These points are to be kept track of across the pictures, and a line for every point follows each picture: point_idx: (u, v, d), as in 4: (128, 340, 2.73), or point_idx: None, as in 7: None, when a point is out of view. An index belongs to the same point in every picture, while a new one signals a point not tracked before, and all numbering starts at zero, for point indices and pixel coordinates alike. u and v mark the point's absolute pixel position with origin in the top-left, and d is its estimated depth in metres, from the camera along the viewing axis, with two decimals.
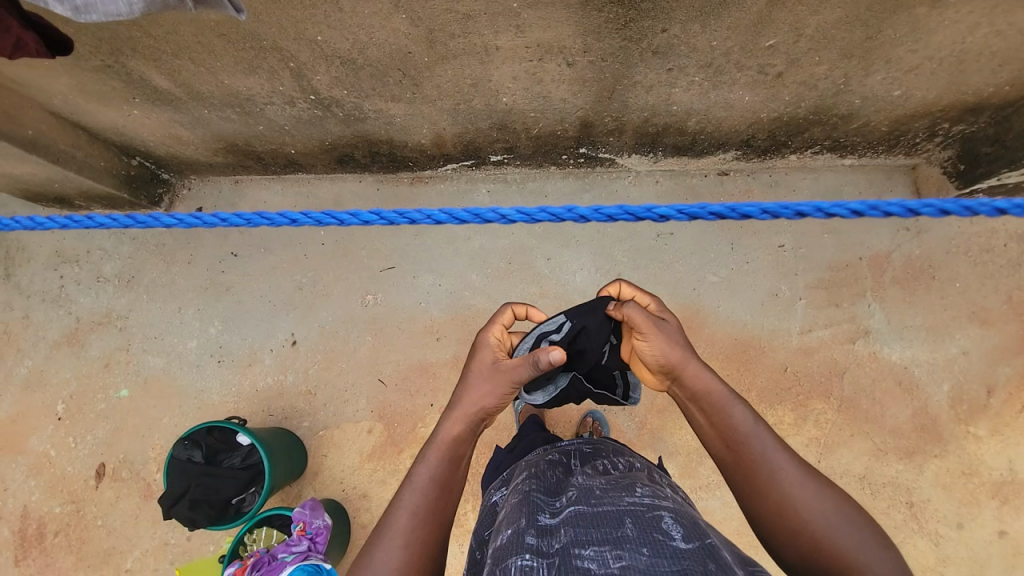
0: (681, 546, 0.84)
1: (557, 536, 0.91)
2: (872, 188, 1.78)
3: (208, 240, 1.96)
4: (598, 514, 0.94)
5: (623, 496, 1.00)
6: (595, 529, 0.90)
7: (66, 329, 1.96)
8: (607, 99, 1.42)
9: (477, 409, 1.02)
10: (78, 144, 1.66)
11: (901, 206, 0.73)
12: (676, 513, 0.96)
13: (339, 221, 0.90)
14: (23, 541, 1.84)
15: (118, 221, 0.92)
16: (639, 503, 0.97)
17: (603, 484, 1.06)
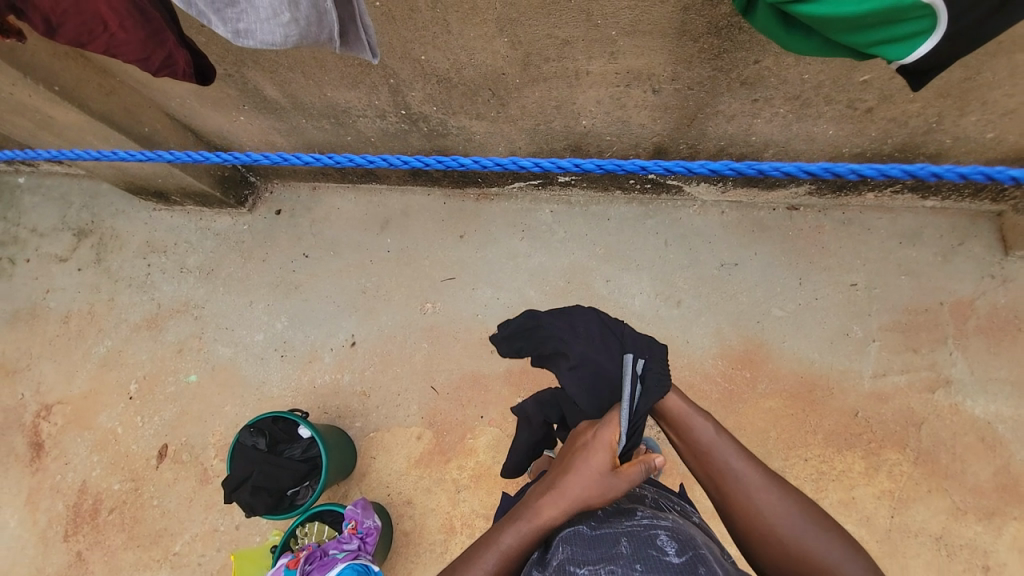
0: (673, 562, 0.78)
1: (554, 558, 0.86)
2: (955, 232, 1.70)
3: (283, 240, 2.08)
4: (595, 533, 0.88)
5: (624, 517, 0.93)
6: (591, 549, 0.84)
7: (147, 314, 2.10)
8: (686, 127, 1.44)
9: (580, 501, 0.92)
10: (185, 144, 1.82)
11: (900, 169, 0.78)
12: (673, 531, 0.88)
13: (428, 164, 1.03)
14: (80, 513, 1.93)
15: (287, 160, 1.08)
16: (638, 523, 0.90)
17: (604, 505, 0.99)
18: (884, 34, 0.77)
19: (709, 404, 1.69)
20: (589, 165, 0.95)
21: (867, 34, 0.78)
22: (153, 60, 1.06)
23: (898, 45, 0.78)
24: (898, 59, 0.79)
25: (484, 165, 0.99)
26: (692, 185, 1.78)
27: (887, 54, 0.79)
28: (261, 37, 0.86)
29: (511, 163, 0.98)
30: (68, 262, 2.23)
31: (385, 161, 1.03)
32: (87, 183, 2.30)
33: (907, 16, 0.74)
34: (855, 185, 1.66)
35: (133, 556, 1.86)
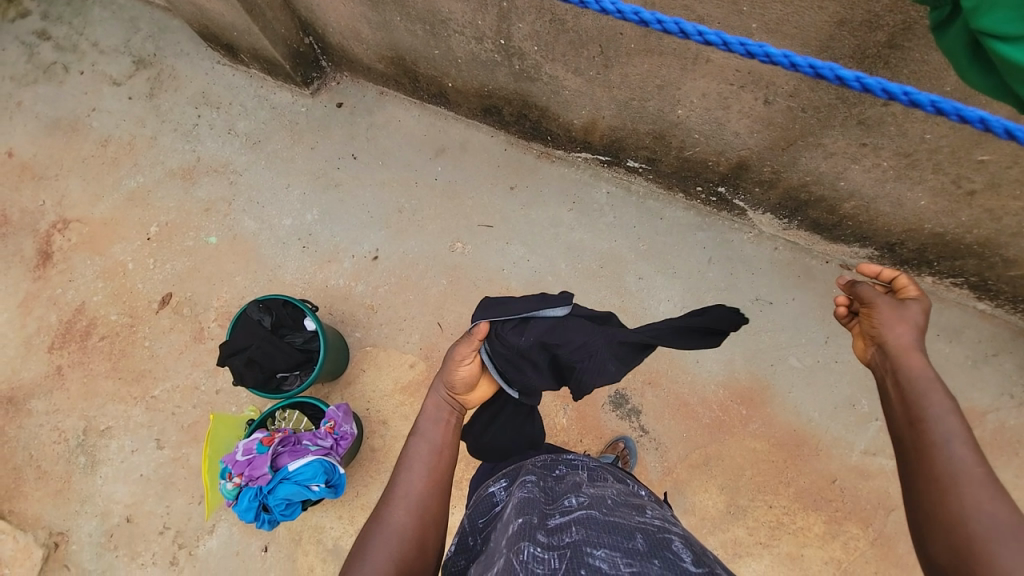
0: (690, 568, 0.79)
1: (567, 533, 0.85)
2: (995, 343, 1.66)
3: (337, 134, 2.04)
4: (609, 520, 0.88)
5: (633, 513, 0.94)
6: (606, 534, 0.84)
7: (184, 164, 2.08)
8: (779, 150, 1.40)
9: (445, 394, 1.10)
10: (272, 4, 1.75)
11: None
12: (684, 540, 0.89)
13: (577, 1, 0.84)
14: (71, 332, 1.97)
15: None
16: (649, 523, 0.91)
17: (612, 496, 0.99)
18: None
19: (697, 426, 1.71)
20: (801, 61, 0.72)
21: None
22: None
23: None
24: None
25: (666, 28, 0.76)
26: (756, 212, 1.72)
27: None
28: None
29: (683, 28, 0.75)
30: (120, 87, 2.19)
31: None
32: (158, 14, 2.23)
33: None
34: (918, 266, 1.60)
35: (112, 386, 1.91)
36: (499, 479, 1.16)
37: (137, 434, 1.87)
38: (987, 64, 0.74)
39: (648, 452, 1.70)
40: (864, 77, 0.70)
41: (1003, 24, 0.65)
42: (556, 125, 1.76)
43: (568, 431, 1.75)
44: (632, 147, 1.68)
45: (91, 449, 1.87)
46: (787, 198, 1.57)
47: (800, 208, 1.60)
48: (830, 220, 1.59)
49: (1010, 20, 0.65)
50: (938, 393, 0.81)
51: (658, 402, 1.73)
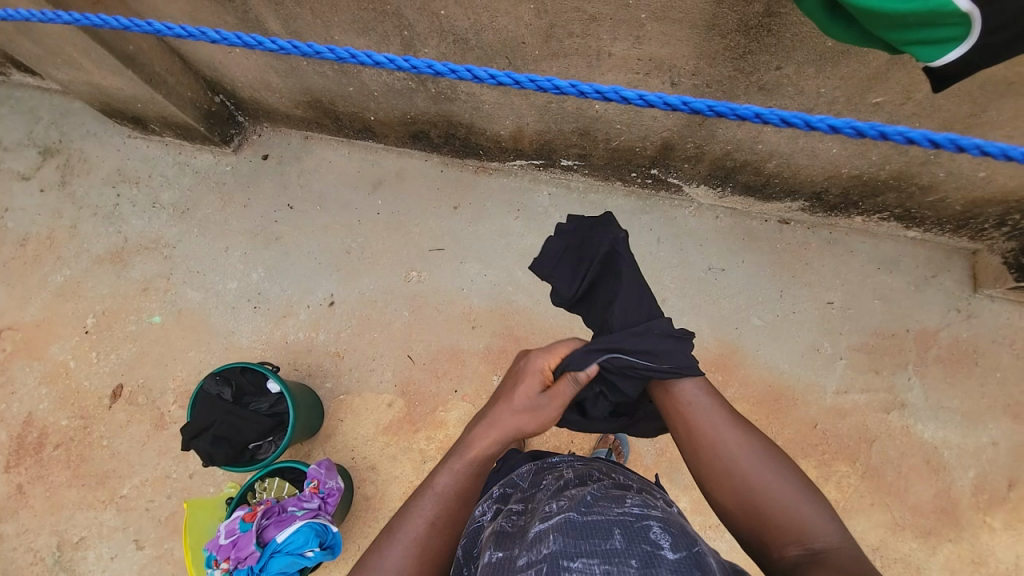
0: (669, 559, 0.79)
1: (545, 543, 0.84)
2: (931, 265, 1.76)
3: (268, 187, 1.98)
4: (587, 521, 0.87)
5: (613, 505, 0.93)
6: (583, 540, 0.83)
7: (112, 247, 1.98)
8: (697, 125, 1.46)
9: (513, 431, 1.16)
10: (172, 70, 1.70)
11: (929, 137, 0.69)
12: (665, 522, 0.90)
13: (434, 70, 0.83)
14: (20, 448, 1.83)
15: (296, 48, 0.86)
16: (629, 513, 0.90)
17: (592, 490, 0.98)
18: (918, 35, 0.74)
19: None
20: (652, 97, 0.77)
21: (901, 31, 0.74)
22: None
23: (929, 46, 0.74)
24: (929, 61, 0.76)
25: (522, 85, 0.80)
26: (691, 187, 1.78)
27: (917, 53, 0.76)
28: None
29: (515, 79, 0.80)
30: (28, 180, 2.07)
31: (401, 61, 0.83)
32: (57, 99, 2.13)
33: (943, 19, 0.71)
34: (847, 208, 1.69)
35: (76, 495, 1.78)
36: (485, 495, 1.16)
37: (113, 540, 1.75)
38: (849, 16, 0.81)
39: (639, 438, 1.72)
40: (713, 104, 0.75)
41: None
42: (485, 139, 1.77)
43: (558, 434, 1.75)
44: (562, 147, 1.71)
45: (67, 567, 1.74)
46: (715, 168, 1.63)
47: (729, 176, 1.66)
48: (758, 182, 1.66)
49: None
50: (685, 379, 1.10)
51: None
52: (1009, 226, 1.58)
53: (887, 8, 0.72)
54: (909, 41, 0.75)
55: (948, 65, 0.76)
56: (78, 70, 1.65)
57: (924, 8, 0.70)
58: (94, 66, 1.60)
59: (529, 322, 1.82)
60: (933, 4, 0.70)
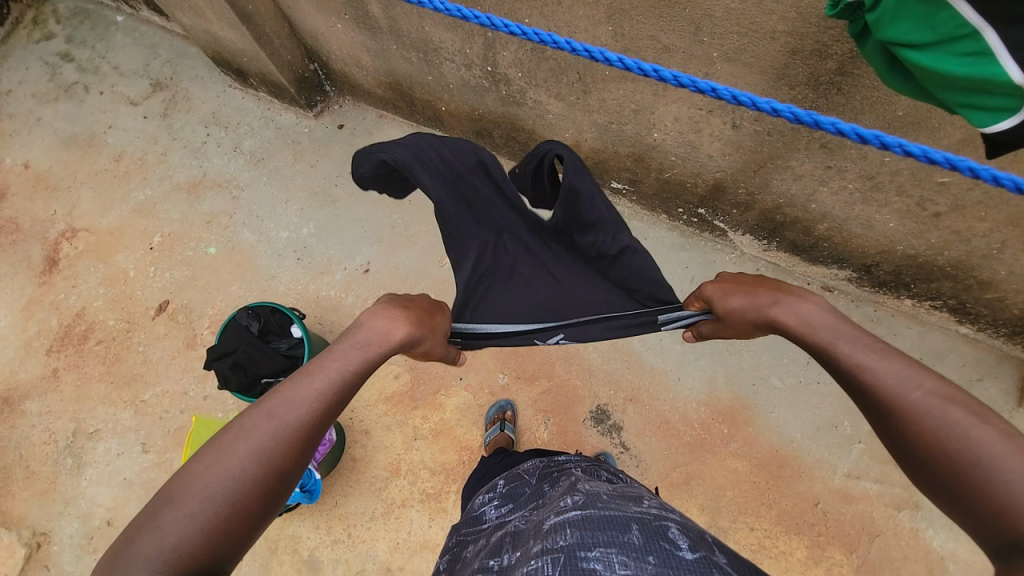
0: (687, 558, 0.80)
1: (562, 534, 0.86)
2: (977, 367, 1.63)
3: (336, 154, 2.13)
4: (604, 515, 0.89)
5: (629, 505, 0.96)
6: (601, 532, 0.85)
7: (191, 178, 2.19)
8: (751, 173, 1.46)
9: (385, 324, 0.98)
10: (280, 34, 1.88)
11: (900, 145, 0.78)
12: (682, 525, 0.91)
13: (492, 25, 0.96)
14: (67, 336, 2.03)
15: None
16: (646, 512, 0.93)
17: (607, 491, 1.01)
18: (974, 98, 0.73)
19: (677, 444, 1.70)
20: (665, 74, 0.88)
21: (956, 92, 0.75)
22: None
23: (982, 113, 0.74)
24: (982, 126, 0.75)
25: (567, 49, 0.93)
26: (736, 234, 1.77)
27: (972, 118, 0.75)
28: None
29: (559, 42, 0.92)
30: (136, 106, 2.32)
31: (483, 18, 0.96)
32: (178, 42, 2.39)
33: (994, 88, 0.70)
34: (897, 287, 1.61)
35: (103, 390, 1.95)
36: (497, 506, 1.18)
37: (124, 438, 1.89)
38: (907, 73, 0.82)
39: (627, 469, 1.70)
40: (717, 87, 0.86)
41: (910, 32, 0.73)
42: None
43: (549, 445, 1.75)
44: (614, 168, 1.74)
45: (78, 452, 1.90)
46: (763, 219, 1.63)
47: (777, 229, 1.64)
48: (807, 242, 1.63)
49: (917, 29, 0.73)
50: None
51: (639, 419, 1.74)
52: None
53: (940, 70, 0.72)
54: (963, 104, 0.75)
55: (1003, 131, 0.74)
56: (201, 18, 1.85)
57: (977, 74, 0.70)
58: (215, 17, 1.79)
59: None
60: (988, 70, 0.69)
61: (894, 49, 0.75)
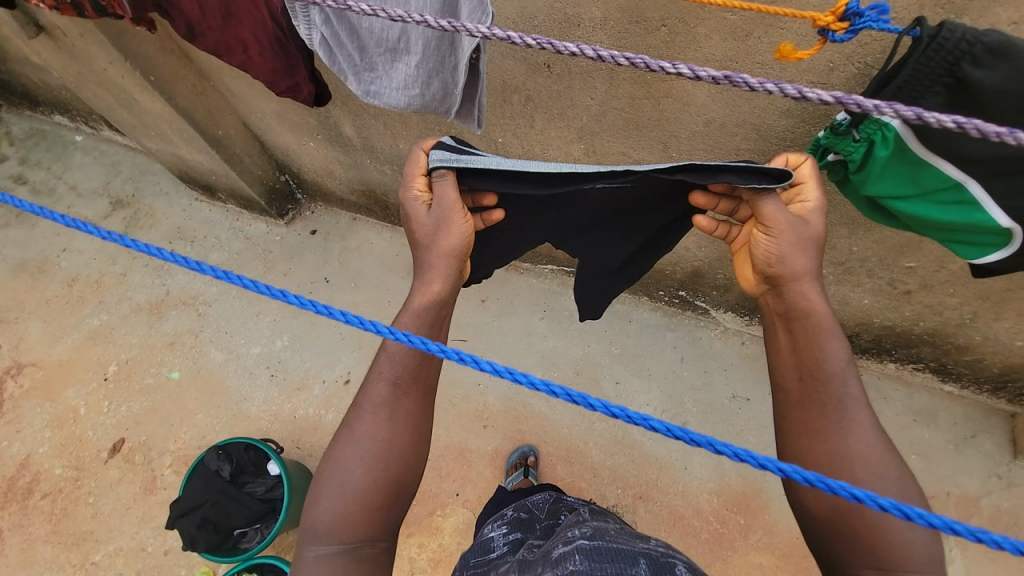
0: None
1: (570, 560, 0.86)
2: (970, 424, 1.64)
3: (310, 260, 2.09)
4: (611, 548, 0.88)
5: (636, 541, 0.95)
6: (609, 563, 0.84)
7: (152, 298, 2.07)
8: (729, 261, 1.54)
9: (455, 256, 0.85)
10: (249, 152, 1.89)
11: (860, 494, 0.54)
12: (691, 567, 0.90)
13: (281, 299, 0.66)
14: (7, 491, 1.78)
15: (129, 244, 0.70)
16: (653, 550, 0.92)
17: (613, 529, 1.01)
18: (963, 236, 0.84)
19: (695, 542, 1.60)
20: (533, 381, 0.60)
21: (944, 231, 0.86)
22: (277, 83, 1.18)
23: (971, 247, 0.85)
24: (971, 258, 0.86)
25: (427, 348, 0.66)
26: (718, 311, 1.81)
27: (961, 251, 0.87)
28: (385, 99, 1.03)
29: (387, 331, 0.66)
30: (94, 227, 2.23)
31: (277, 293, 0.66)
32: (140, 159, 2.36)
33: (981, 230, 0.81)
34: (880, 352, 1.64)
35: (45, 555, 1.68)
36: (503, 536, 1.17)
37: None
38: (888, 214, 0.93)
39: None
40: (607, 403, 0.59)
41: (900, 186, 0.84)
42: None
43: None
44: None
45: None
46: (743, 299, 1.68)
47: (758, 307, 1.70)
48: None
49: (904, 184, 0.83)
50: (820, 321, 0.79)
51: (653, 519, 1.64)
52: None
53: (932, 216, 0.83)
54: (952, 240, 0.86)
55: (995, 266, 0.86)
56: (168, 144, 1.84)
57: (966, 219, 0.81)
58: (182, 143, 1.79)
59: (541, 429, 1.79)
60: (977, 217, 0.80)
61: (889, 202, 0.85)
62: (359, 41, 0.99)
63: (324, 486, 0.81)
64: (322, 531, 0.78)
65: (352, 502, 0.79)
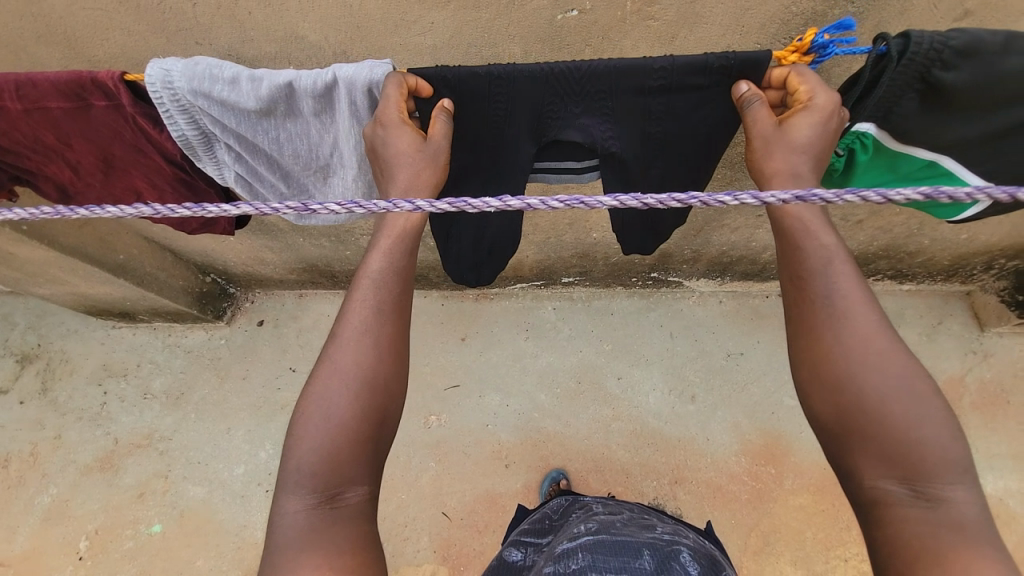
0: None
1: (574, 558, 0.89)
2: (934, 313, 1.78)
3: (266, 354, 1.90)
4: (616, 540, 0.93)
5: (642, 531, 1.01)
6: (613, 557, 0.88)
7: (101, 452, 1.82)
8: (692, 236, 1.56)
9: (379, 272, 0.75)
10: (163, 265, 1.69)
11: None
12: (693, 551, 0.97)
13: None
14: None
15: None
16: (658, 538, 0.98)
17: (621, 519, 1.06)
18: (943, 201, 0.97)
19: (739, 507, 1.64)
20: None
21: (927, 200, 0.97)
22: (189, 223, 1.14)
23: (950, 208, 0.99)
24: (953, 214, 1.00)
25: None
26: (693, 281, 1.83)
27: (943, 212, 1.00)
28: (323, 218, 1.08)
29: None
30: (4, 393, 1.92)
31: None
32: (32, 301, 2.04)
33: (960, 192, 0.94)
34: None
35: None
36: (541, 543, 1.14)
37: None
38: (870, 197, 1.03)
39: None
40: None
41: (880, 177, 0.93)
42: None
43: None
44: (562, 268, 1.76)
45: None
46: (713, 264, 1.71)
47: (727, 268, 1.74)
48: (755, 269, 1.73)
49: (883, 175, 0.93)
50: (825, 234, 0.72)
51: (695, 499, 1.66)
52: (995, 269, 1.65)
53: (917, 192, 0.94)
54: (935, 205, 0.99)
55: (974, 215, 1.00)
56: (66, 284, 1.61)
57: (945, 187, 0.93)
58: (81, 279, 1.57)
59: (563, 449, 1.76)
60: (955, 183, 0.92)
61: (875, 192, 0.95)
62: (285, 169, 0.95)
63: (335, 339, 0.72)
64: (303, 476, 0.67)
65: (337, 432, 0.68)
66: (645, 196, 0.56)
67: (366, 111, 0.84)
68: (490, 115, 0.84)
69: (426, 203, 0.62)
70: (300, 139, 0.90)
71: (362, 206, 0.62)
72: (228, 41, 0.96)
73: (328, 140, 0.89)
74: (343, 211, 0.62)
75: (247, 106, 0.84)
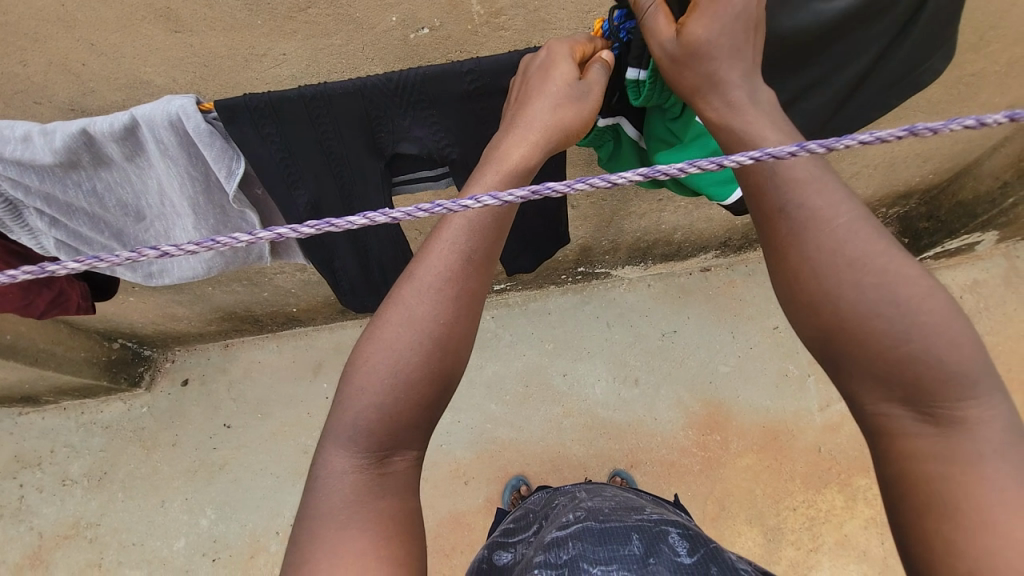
0: (685, 562, 0.81)
1: (564, 547, 0.84)
2: None
3: (195, 414, 1.78)
4: (604, 527, 0.89)
5: (629, 514, 0.96)
6: (601, 545, 0.84)
7: (26, 551, 1.67)
8: (605, 227, 1.62)
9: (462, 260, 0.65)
10: (59, 339, 1.55)
11: None
12: (680, 529, 0.93)
13: None
14: None
15: None
16: (644, 519, 0.93)
17: (607, 503, 1.01)
18: None
19: (692, 478, 1.71)
20: None
21: None
22: (35, 303, 1.07)
23: None
24: None
25: None
26: (620, 269, 1.88)
27: None
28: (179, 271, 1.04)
29: None
30: None
31: None
32: None
33: None
34: (752, 244, 1.85)
35: None
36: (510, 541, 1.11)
37: None
38: None
39: None
40: None
41: None
42: None
43: None
44: None
45: None
46: (633, 251, 1.78)
47: (647, 253, 1.81)
48: (673, 250, 1.81)
49: None
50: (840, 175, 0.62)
51: (651, 479, 1.72)
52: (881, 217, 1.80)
53: None
54: None
55: None
56: None
57: None
58: None
59: (519, 456, 1.76)
60: None
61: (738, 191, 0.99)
62: (118, 223, 0.94)
63: (390, 323, 0.65)
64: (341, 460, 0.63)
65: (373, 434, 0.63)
66: (391, 209, 0.49)
67: (176, 150, 0.80)
68: (319, 141, 0.82)
69: (176, 246, 0.48)
70: (120, 186, 0.87)
71: (103, 260, 0.47)
72: (68, 94, 0.90)
73: (151, 183, 0.87)
74: (83, 267, 0.46)
75: (42, 163, 0.80)
